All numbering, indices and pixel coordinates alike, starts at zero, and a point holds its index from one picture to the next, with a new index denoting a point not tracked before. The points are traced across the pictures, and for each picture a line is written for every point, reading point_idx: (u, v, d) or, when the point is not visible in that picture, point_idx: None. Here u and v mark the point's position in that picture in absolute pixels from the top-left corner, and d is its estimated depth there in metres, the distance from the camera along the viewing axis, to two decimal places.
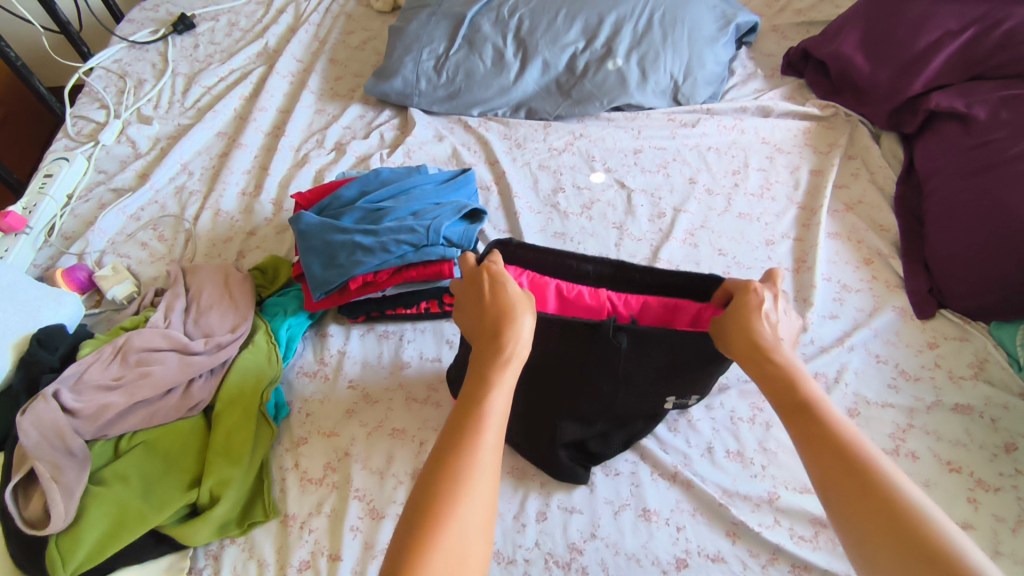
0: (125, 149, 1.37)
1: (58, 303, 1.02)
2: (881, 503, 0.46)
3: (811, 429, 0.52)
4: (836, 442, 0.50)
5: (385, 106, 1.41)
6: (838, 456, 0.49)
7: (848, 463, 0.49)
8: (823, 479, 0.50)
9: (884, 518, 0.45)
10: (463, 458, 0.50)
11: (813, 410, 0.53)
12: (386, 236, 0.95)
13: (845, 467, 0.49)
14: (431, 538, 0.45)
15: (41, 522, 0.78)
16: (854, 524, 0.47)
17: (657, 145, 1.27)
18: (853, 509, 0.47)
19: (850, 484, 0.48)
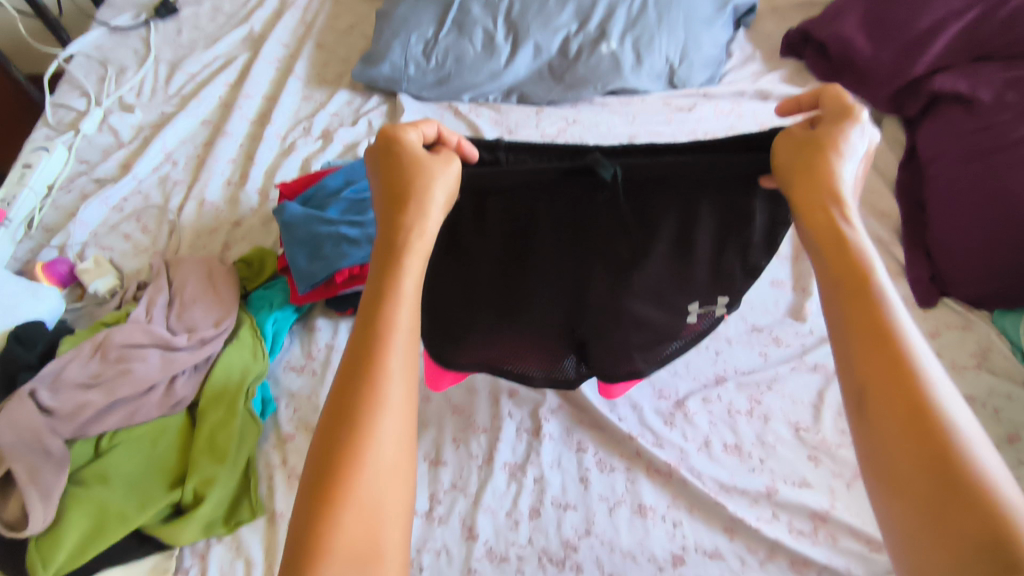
0: (107, 138, 1.33)
1: (37, 297, 0.99)
2: (911, 411, 0.41)
3: (853, 316, 0.46)
4: (875, 339, 0.44)
5: (373, 92, 1.38)
6: (870, 354, 0.44)
7: (880, 363, 0.43)
8: (852, 374, 0.45)
9: (914, 426, 0.40)
10: (372, 389, 0.48)
11: (866, 293, 0.46)
12: (373, 228, 0.95)
13: (879, 366, 0.43)
14: (335, 484, 0.44)
15: (20, 524, 0.76)
16: (873, 428, 0.42)
17: (652, 130, 1.22)
18: (875, 410, 0.42)
19: (882, 384, 0.43)
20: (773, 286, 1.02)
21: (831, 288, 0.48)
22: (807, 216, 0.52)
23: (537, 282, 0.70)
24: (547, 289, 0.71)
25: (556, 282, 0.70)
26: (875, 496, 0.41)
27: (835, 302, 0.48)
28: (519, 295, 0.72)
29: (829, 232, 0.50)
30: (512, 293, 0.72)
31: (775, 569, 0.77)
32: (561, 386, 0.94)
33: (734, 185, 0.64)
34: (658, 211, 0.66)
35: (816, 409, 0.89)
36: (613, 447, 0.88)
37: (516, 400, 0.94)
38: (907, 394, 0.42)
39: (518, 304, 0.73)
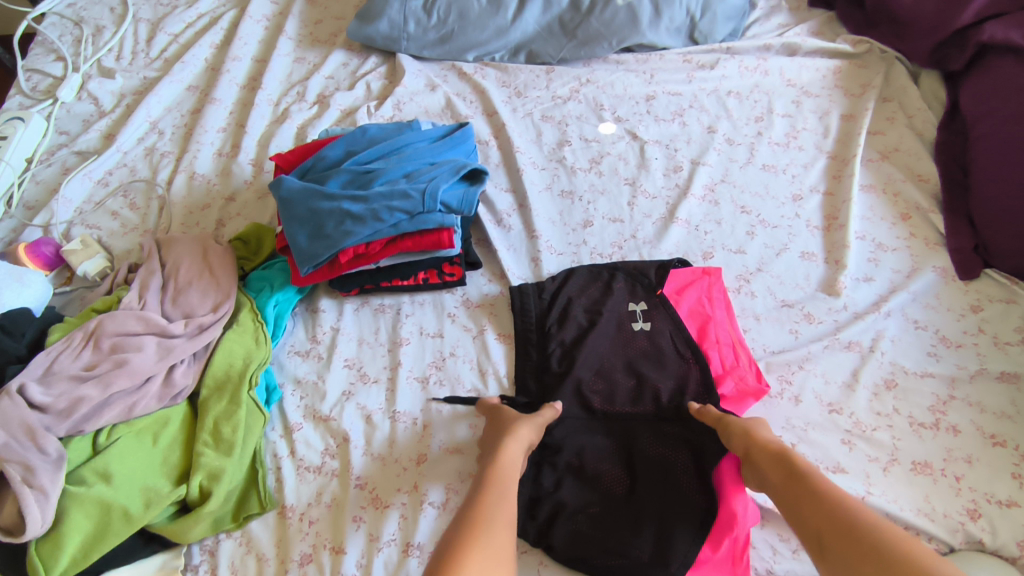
0: (87, 107, 1.24)
1: (22, 283, 0.93)
2: (852, 537, 0.59)
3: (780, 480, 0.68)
4: (809, 492, 0.65)
5: (371, 52, 1.28)
6: (803, 503, 0.64)
7: (810, 505, 0.64)
8: (800, 523, 0.64)
9: (858, 541, 0.58)
10: (476, 516, 0.62)
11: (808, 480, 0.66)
12: (378, 202, 0.85)
13: (822, 515, 0.62)
14: (469, 529, 0.60)
15: (18, 528, 0.71)
16: (834, 557, 0.59)
17: (672, 90, 1.15)
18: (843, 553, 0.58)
19: (820, 522, 0.62)
20: (803, 259, 0.96)
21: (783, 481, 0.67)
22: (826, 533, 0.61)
23: (608, 467, 0.79)
24: (604, 458, 0.80)
25: (594, 447, 0.81)
26: None
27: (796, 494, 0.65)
28: (615, 493, 0.77)
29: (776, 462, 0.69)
30: (617, 497, 0.77)
31: (809, 559, 0.74)
32: None
33: (610, 342, 0.88)
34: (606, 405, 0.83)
35: (850, 389, 0.84)
36: None
37: None
38: (842, 526, 0.60)
39: (627, 495, 0.77)
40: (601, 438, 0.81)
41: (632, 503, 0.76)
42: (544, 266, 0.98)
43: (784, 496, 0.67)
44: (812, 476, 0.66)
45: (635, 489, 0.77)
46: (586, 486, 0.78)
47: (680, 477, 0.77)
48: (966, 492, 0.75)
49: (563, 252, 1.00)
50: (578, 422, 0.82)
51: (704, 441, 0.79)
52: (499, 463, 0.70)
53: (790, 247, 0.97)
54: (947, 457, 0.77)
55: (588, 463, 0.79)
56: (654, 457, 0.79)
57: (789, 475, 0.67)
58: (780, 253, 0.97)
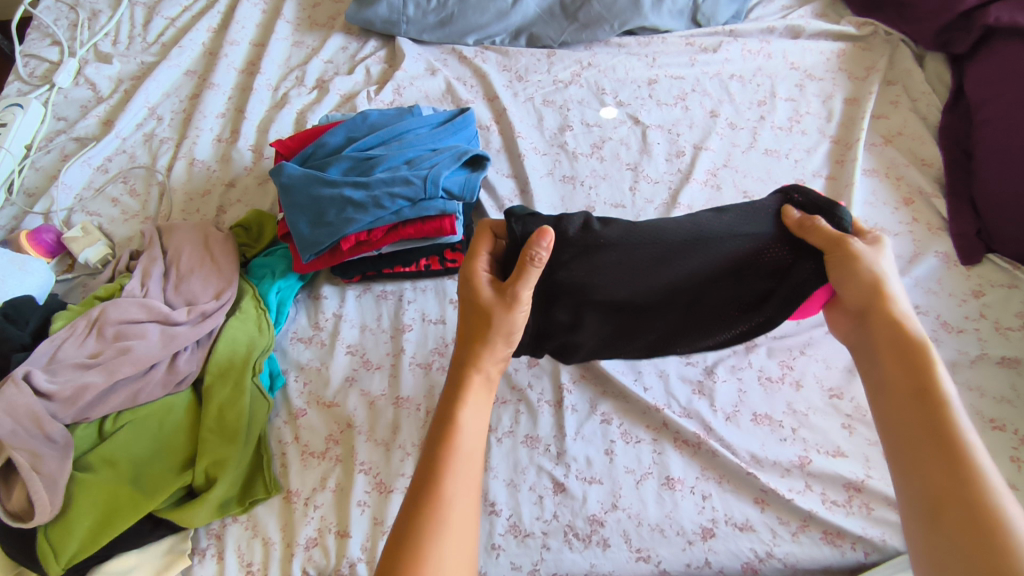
0: (85, 92, 1.23)
1: (24, 271, 0.93)
2: (971, 522, 0.45)
3: (886, 349, 0.56)
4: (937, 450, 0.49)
5: (370, 35, 1.27)
6: (925, 447, 0.50)
7: (936, 451, 0.49)
8: (909, 477, 0.50)
9: (977, 527, 0.45)
10: (437, 504, 0.52)
11: (912, 359, 0.54)
12: (379, 189, 0.85)
13: (936, 474, 0.48)
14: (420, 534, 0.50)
15: (26, 514, 0.72)
16: (940, 525, 0.46)
17: (674, 74, 1.14)
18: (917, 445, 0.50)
19: (914, 419, 0.51)
20: None
21: (880, 354, 0.56)
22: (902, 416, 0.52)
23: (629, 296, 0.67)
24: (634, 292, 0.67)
25: (637, 284, 0.66)
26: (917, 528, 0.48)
27: (895, 372, 0.54)
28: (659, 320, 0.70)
29: (885, 331, 0.56)
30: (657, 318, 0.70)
31: (809, 541, 0.75)
32: None
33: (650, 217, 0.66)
34: (642, 248, 0.64)
35: (850, 373, 0.86)
36: (638, 418, 0.85)
37: (536, 371, 0.90)
38: (967, 505, 0.46)
39: (670, 316, 0.69)
40: (631, 283, 0.66)
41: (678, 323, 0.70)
42: None
43: (902, 423, 0.52)
44: (945, 415, 0.50)
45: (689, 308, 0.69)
46: (599, 314, 0.68)
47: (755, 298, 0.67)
48: None
49: None
50: (611, 263, 0.65)
51: (793, 266, 0.64)
52: (461, 413, 0.57)
53: None
54: None
55: (604, 298, 0.67)
56: (713, 289, 0.67)
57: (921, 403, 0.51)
58: None
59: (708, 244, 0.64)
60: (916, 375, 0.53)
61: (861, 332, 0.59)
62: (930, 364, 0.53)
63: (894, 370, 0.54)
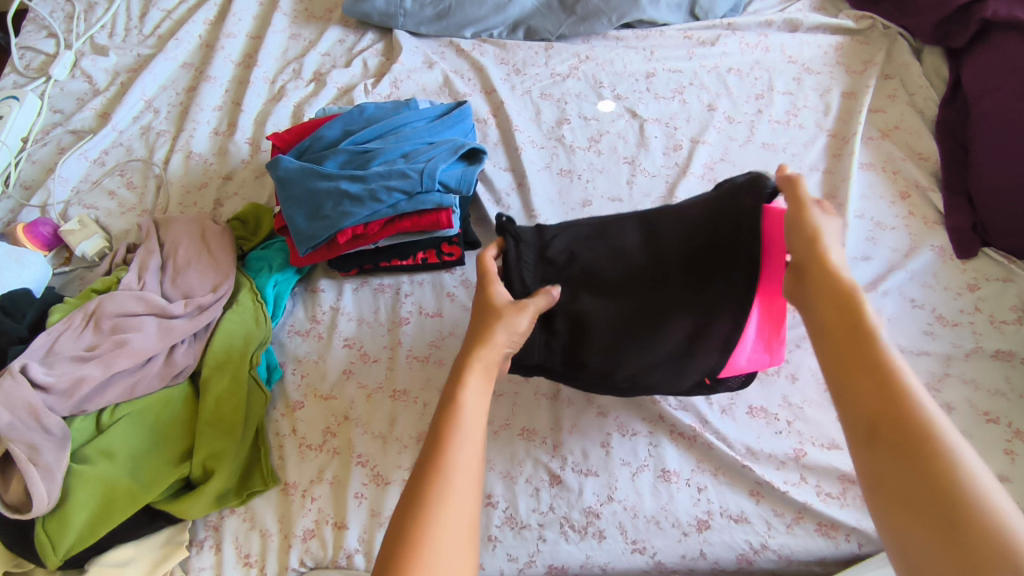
0: (81, 85, 1.23)
1: (20, 264, 0.93)
2: (908, 441, 0.43)
3: (816, 293, 0.54)
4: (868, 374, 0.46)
5: (367, 28, 1.27)
6: (861, 370, 0.47)
7: (871, 375, 0.46)
8: (845, 401, 0.47)
9: (915, 448, 0.42)
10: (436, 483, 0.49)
11: (840, 297, 0.52)
12: (375, 182, 0.85)
13: (872, 398, 0.46)
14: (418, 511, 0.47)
15: (24, 505, 0.72)
16: (878, 450, 0.44)
17: (672, 67, 1.14)
18: (850, 377, 0.48)
19: (846, 351, 0.49)
20: None
21: (813, 295, 0.54)
22: (835, 350, 0.50)
23: (608, 267, 0.70)
24: (611, 258, 0.70)
25: (608, 253, 0.71)
26: (859, 460, 0.45)
27: (826, 314, 0.52)
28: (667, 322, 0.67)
29: (815, 274, 0.54)
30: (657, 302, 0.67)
31: (803, 533, 0.76)
32: None
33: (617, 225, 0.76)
34: (600, 228, 0.74)
35: None
36: (635, 411, 0.85)
37: None
38: (904, 425, 0.43)
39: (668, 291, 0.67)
40: (604, 248, 0.71)
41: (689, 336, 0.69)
42: None
43: (834, 348, 0.50)
44: (878, 345, 0.48)
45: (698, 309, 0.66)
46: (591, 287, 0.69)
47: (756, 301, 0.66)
48: None
49: None
50: (602, 258, 0.70)
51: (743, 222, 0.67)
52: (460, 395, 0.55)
53: None
54: None
55: (587, 271, 0.70)
56: (691, 250, 0.68)
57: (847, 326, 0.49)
58: None
59: (656, 220, 0.72)
60: (848, 313, 0.50)
61: (801, 283, 0.56)
62: (855, 298, 0.51)
63: (827, 311, 0.52)
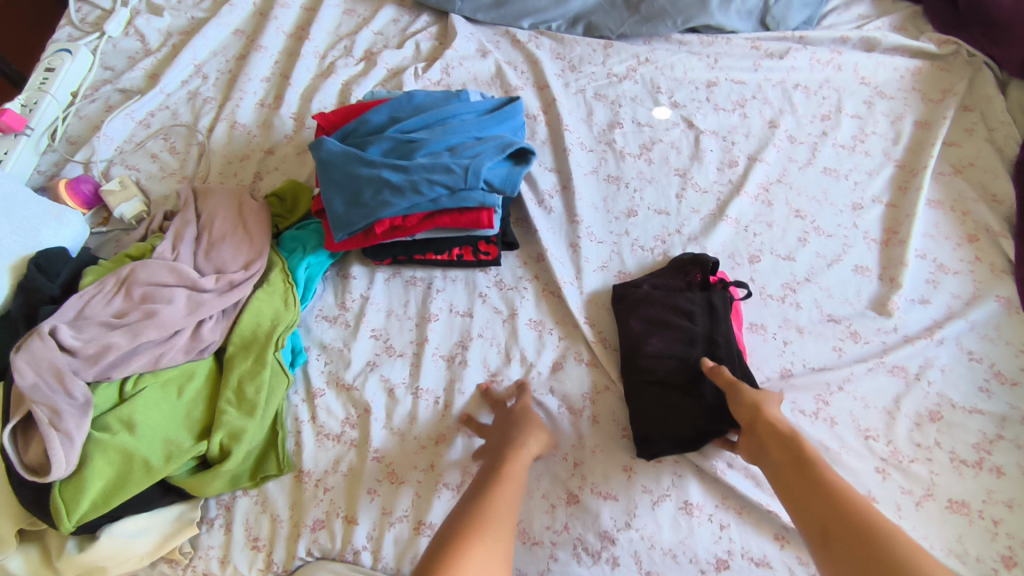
0: (134, 43, 1.22)
1: (59, 221, 0.95)
2: (873, 556, 0.56)
3: (786, 457, 0.67)
4: (803, 474, 0.65)
5: (423, 9, 1.23)
6: (812, 495, 0.63)
7: (824, 501, 0.62)
8: (802, 511, 0.63)
9: (865, 548, 0.57)
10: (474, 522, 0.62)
11: (809, 461, 0.66)
12: (418, 174, 0.82)
13: (827, 514, 0.61)
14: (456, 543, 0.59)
15: (42, 468, 0.72)
16: (831, 552, 0.58)
17: (735, 78, 1.09)
18: (827, 515, 0.61)
19: (822, 495, 0.62)
20: (856, 273, 0.91)
21: (784, 457, 0.68)
22: (807, 497, 0.63)
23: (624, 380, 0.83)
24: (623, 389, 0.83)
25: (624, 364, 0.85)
26: None
27: (790, 472, 0.66)
28: (647, 361, 0.83)
29: (766, 427, 0.71)
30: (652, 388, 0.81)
31: None
32: (605, 370, 0.87)
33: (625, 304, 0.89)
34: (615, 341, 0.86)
35: (890, 417, 0.80)
36: None
37: (559, 378, 0.87)
38: (853, 528, 0.58)
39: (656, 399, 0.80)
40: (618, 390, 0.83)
41: (666, 388, 0.81)
42: (583, 254, 0.95)
43: (796, 483, 0.65)
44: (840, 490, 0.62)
45: (668, 353, 0.83)
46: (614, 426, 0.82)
47: (714, 344, 0.82)
48: (1002, 538, 0.71)
49: (603, 240, 0.96)
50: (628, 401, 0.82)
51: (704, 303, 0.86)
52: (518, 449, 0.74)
53: (844, 259, 0.92)
54: (986, 499, 0.74)
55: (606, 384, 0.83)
56: (671, 409, 0.79)
57: (786, 441, 0.68)
58: (832, 264, 0.92)
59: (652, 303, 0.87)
60: (809, 472, 0.65)
61: (749, 436, 0.73)
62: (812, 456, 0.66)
63: (787, 468, 0.67)
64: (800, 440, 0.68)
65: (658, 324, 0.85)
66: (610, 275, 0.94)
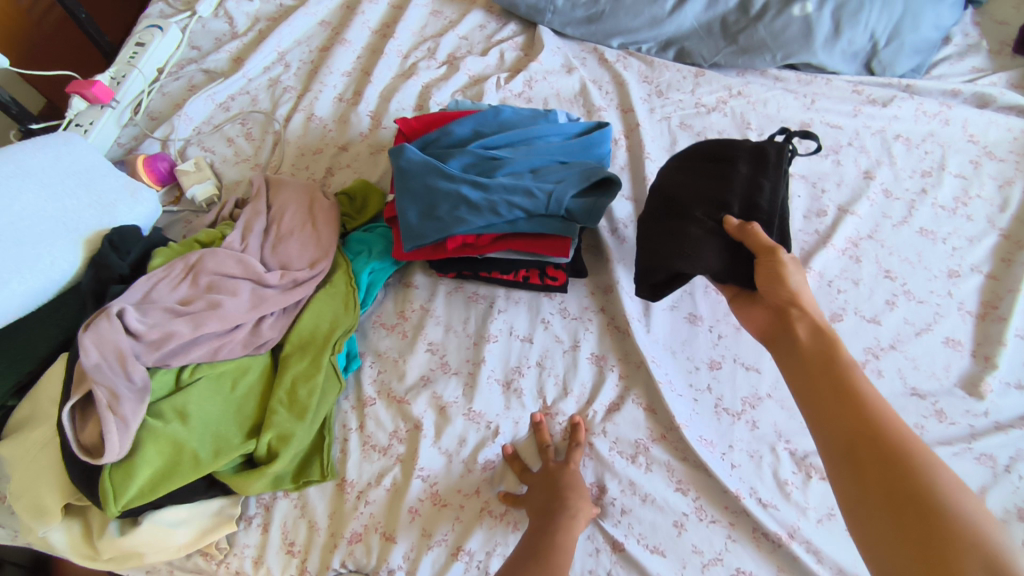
0: (222, 25, 1.23)
1: (135, 199, 0.95)
2: (890, 462, 0.53)
3: (811, 353, 0.65)
4: (828, 381, 0.61)
5: (511, 18, 1.21)
6: (834, 394, 0.60)
7: (844, 401, 0.59)
8: (821, 410, 0.61)
9: (887, 459, 0.54)
10: None
11: (836, 363, 0.63)
12: (498, 195, 0.79)
13: (850, 432, 0.57)
14: None
15: (95, 449, 0.72)
16: (847, 455, 0.56)
17: (832, 122, 1.03)
18: (847, 415, 0.58)
19: (845, 397, 0.59)
20: (946, 345, 0.85)
21: (808, 354, 0.65)
22: (825, 392, 0.61)
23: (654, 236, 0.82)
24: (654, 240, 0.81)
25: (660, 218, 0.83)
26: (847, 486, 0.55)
27: (814, 368, 0.64)
28: (682, 192, 0.84)
29: (796, 323, 0.69)
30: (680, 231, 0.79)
31: None
32: (663, 416, 0.83)
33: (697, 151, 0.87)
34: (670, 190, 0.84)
35: None
36: (716, 496, 0.78)
37: (616, 418, 0.83)
38: (884, 452, 0.54)
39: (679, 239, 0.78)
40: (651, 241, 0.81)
41: (693, 221, 0.79)
42: None
43: (819, 380, 0.62)
44: (865, 396, 0.59)
45: (699, 195, 0.82)
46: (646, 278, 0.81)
47: (753, 194, 0.80)
48: None
49: None
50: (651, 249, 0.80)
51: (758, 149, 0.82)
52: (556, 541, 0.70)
53: (934, 329, 0.86)
54: None
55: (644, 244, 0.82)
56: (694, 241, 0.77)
57: (817, 336, 0.65)
58: (921, 333, 0.86)
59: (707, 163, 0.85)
60: (834, 372, 0.62)
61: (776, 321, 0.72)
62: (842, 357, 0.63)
63: (812, 364, 0.64)
64: (832, 340, 0.65)
65: (703, 164, 0.85)
66: (679, 316, 0.91)
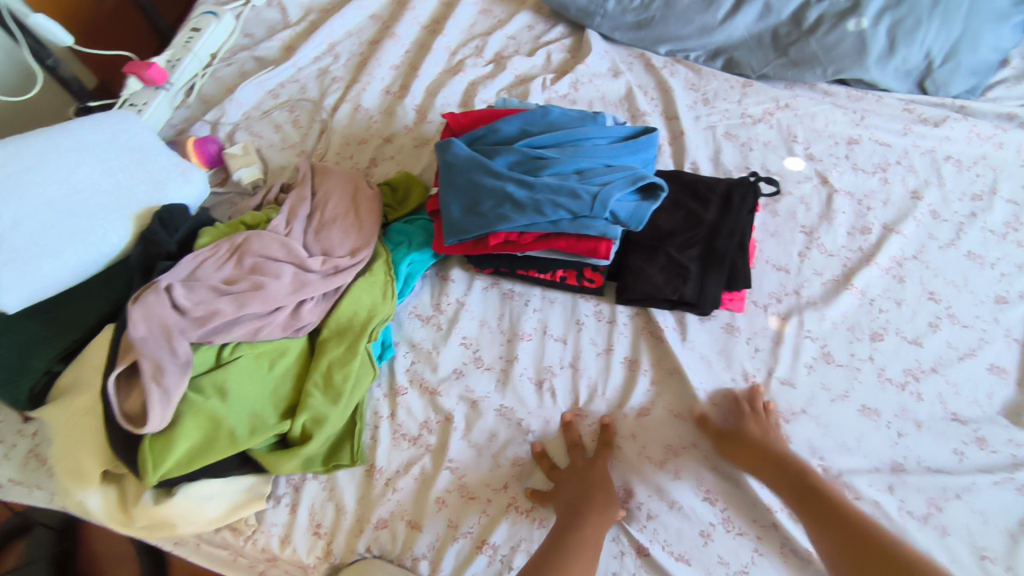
0: (275, 15, 1.26)
1: (185, 178, 0.97)
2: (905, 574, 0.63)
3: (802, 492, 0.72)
4: (820, 508, 0.70)
5: (560, 20, 1.22)
6: (827, 514, 0.69)
7: (836, 517, 0.69)
8: (820, 532, 0.69)
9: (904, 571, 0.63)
10: None
11: (816, 483, 0.72)
12: (543, 194, 0.79)
13: (850, 545, 0.66)
14: None
15: (138, 418, 0.74)
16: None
17: (881, 139, 1.02)
18: (852, 536, 0.67)
19: (844, 521, 0.68)
20: (990, 372, 0.83)
21: (793, 485, 0.73)
22: (832, 527, 0.68)
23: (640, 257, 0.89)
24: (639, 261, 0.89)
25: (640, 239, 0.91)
26: None
27: (799, 500, 0.72)
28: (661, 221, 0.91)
29: (773, 461, 0.75)
30: (665, 259, 0.88)
31: None
32: (695, 424, 0.82)
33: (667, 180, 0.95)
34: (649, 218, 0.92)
35: (1012, 540, 0.72)
36: (745, 510, 0.77)
37: (647, 423, 0.83)
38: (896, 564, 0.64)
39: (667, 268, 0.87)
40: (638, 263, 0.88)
41: (654, 259, 0.88)
42: None
43: (824, 520, 0.69)
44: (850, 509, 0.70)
45: (666, 235, 0.90)
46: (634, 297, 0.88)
47: (713, 239, 0.88)
48: None
49: None
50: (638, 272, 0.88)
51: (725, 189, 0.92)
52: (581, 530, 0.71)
53: (978, 355, 0.84)
54: None
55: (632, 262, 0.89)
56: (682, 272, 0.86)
57: (799, 475, 0.73)
58: (964, 357, 0.84)
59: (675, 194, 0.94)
60: (818, 499, 0.71)
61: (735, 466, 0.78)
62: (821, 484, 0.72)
63: (796, 496, 0.72)
64: (802, 471, 0.74)
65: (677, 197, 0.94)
66: (717, 326, 0.89)
